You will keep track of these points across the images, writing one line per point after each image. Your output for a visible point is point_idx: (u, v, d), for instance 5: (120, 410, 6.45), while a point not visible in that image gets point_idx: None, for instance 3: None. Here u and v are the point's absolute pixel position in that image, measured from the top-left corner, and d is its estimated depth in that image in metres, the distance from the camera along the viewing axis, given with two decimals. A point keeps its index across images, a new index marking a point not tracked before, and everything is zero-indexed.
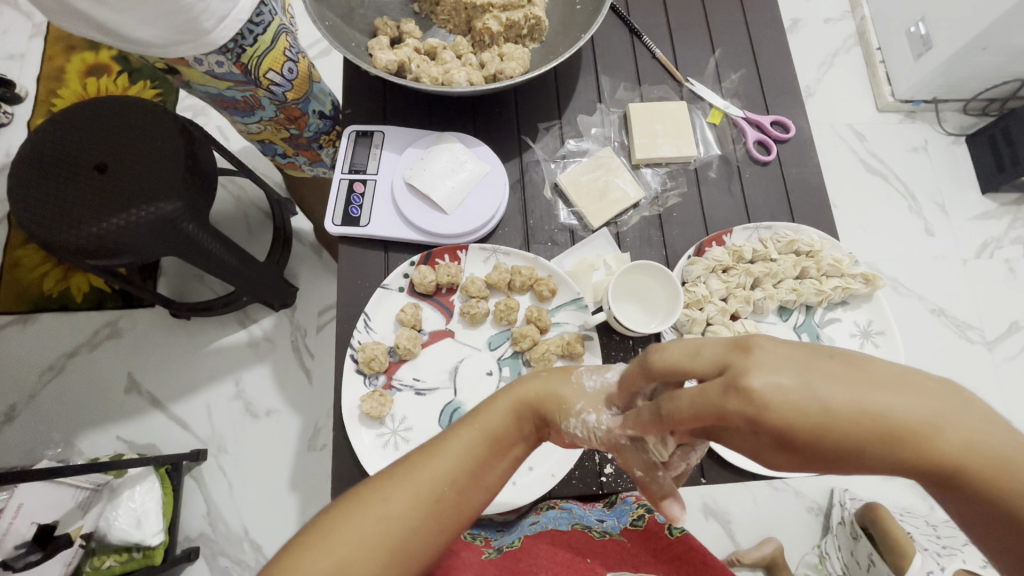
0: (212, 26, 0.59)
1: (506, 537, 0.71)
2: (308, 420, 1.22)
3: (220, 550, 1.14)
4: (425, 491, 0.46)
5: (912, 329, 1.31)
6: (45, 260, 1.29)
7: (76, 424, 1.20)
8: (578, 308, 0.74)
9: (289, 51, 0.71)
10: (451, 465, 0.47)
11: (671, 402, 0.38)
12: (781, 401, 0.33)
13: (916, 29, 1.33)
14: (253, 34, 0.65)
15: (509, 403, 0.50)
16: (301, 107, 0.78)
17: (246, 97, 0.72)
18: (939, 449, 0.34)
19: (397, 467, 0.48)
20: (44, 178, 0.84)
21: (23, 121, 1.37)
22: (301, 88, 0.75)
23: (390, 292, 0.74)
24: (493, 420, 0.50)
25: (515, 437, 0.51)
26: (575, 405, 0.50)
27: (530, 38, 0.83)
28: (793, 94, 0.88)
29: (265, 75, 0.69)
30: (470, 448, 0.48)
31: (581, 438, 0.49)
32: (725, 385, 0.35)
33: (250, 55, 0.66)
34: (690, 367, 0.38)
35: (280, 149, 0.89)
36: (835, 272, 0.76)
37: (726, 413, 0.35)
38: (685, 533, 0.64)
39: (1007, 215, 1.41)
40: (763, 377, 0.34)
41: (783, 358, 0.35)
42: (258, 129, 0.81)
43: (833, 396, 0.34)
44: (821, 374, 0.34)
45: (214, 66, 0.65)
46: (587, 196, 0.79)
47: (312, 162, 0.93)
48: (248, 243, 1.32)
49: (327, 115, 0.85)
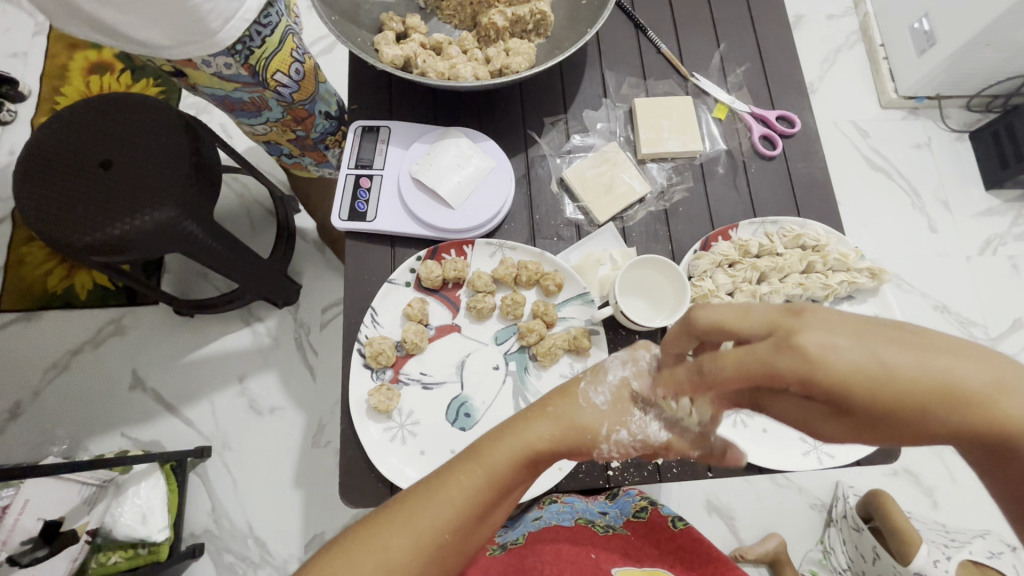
0: (220, 26, 0.59)
1: (510, 532, 0.72)
2: (312, 416, 1.22)
3: (225, 546, 1.14)
4: (428, 537, 0.45)
5: (917, 325, 1.31)
6: (49, 258, 1.29)
7: (81, 421, 1.20)
8: (583, 303, 0.74)
9: (295, 51, 0.71)
10: (453, 513, 0.46)
11: (714, 367, 0.39)
12: (828, 360, 0.35)
13: (919, 25, 1.33)
14: (260, 35, 0.65)
15: (514, 449, 0.49)
16: (308, 108, 0.78)
17: (254, 98, 0.72)
18: (1001, 417, 0.35)
19: (399, 506, 0.47)
20: (47, 175, 0.84)
21: (26, 119, 1.37)
22: (308, 88, 0.75)
23: (396, 287, 0.74)
24: (498, 465, 0.48)
25: (519, 482, 0.49)
26: (599, 430, 0.51)
27: (535, 33, 0.83)
28: (797, 89, 0.88)
29: (273, 77, 0.69)
30: (474, 493, 0.47)
31: (616, 455, 0.52)
32: (777, 343, 0.37)
33: (258, 57, 0.66)
34: (736, 326, 0.40)
35: (286, 150, 0.89)
36: (841, 266, 0.76)
37: (778, 370, 0.36)
38: (688, 526, 0.68)
39: (1011, 211, 1.41)
40: (816, 336, 0.36)
41: (835, 322, 0.37)
42: (265, 130, 0.82)
43: (887, 358, 0.36)
44: (875, 339, 0.36)
45: (222, 68, 0.65)
46: (593, 191, 0.79)
47: (318, 162, 0.93)
48: (251, 240, 1.32)
49: (334, 115, 0.85)
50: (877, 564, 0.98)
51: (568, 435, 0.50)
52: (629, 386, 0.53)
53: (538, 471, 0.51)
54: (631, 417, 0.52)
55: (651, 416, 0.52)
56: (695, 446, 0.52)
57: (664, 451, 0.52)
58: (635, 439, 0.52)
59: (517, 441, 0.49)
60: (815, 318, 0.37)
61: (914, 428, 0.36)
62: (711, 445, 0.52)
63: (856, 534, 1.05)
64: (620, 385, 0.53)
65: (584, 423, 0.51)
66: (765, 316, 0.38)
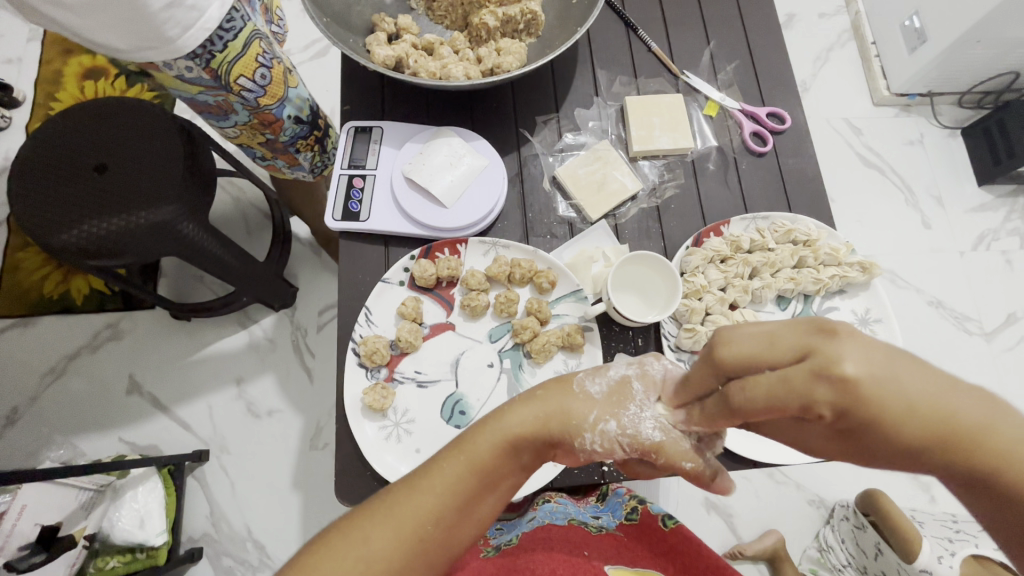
0: (177, 33, 0.59)
1: (504, 535, 0.72)
2: (309, 419, 1.22)
3: (224, 550, 1.14)
4: (408, 528, 0.46)
5: (910, 321, 1.32)
6: (46, 263, 1.29)
7: (77, 426, 1.20)
8: (577, 300, 0.74)
9: (262, 56, 0.69)
10: (435, 503, 0.47)
11: (743, 395, 0.39)
12: (866, 389, 0.36)
13: (910, 23, 1.33)
14: (222, 39, 0.64)
15: (498, 436, 0.49)
16: (276, 112, 0.76)
17: (219, 101, 0.71)
18: (996, 451, 0.38)
19: (382, 500, 0.48)
20: (43, 178, 0.85)
21: (21, 125, 1.37)
22: (275, 93, 0.74)
23: (390, 287, 0.74)
24: (479, 454, 0.49)
25: (506, 470, 0.50)
26: (588, 417, 0.50)
27: (526, 33, 0.84)
28: (788, 86, 0.89)
29: (236, 81, 0.68)
30: (455, 481, 0.48)
31: (599, 451, 0.50)
32: (815, 371, 0.37)
33: (220, 60, 0.65)
34: (764, 354, 0.39)
35: (258, 153, 0.87)
36: (832, 261, 0.77)
37: (814, 399, 0.37)
38: (679, 525, 0.68)
39: (1003, 207, 1.41)
40: (854, 362, 0.36)
41: (866, 346, 0.37)
42: (235, 133, 0.80)
43: (912, 391, 0.37)
44: (904, 371, 0.37)
45: (184, 71, 0.64)
46: (585, 189, 0.79)
47: (291, 166, 0.90)
48: (247, 243, 1.32)
49: (305, 119, 0.83)
50: (880, 560, 0.97)
51: (552, 420, 0.51)
52: (629, 385, 0.52)
53: (524, 463, 0.51)
54: (624, 410, 0.50)
55: (648, 413, 0.50)
56: (687, 458, 0.48)
57: (653, 454, 0.49)
58: (625, 434, 0.49)
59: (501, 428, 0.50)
60: (849, 342, 0.37)
61: (918, 460, 0.38)
62: (704, 461, 0.48)
63: (860, 532, 1.04)
64: (620, 380, 0.52)
65: (572, 411, 0.51)
66: (797, 340, 0.38)
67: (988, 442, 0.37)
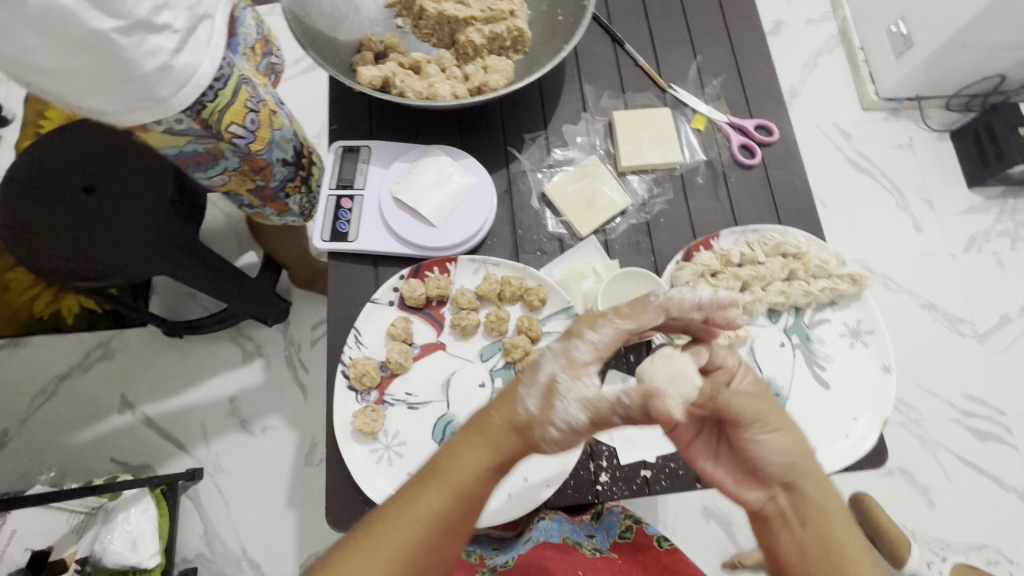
0: (170, 92, 0.59)
1: (501, 554, 0.71)
2: (304, 436, 1.21)
3: (218, 570, 1.13)
4: (395, 554, 0.45)
5: (904, 325, 1.32)
6: (35, 282, 1.28)
7: (67, 448, 1.19)
8: (568, 317, 0.74)
9: (250, 102, 0.69)
10: (419, 528, 0.47)
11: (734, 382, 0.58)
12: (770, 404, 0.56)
13: (897, 29, 1.35)
14: (212, 89, 0.63)
15: (478, 456, 0.49)
16: (265, 157, 0.75)
17: (208, 149, 0.70)
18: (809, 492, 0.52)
19: (370, 526, 0.47)
20: (30, 199, 0.84)
21: (10, 144, 1.36)
22: (265, 138, 0.73)
23: (380, 306, 0.74)
24: (460, 474, 0.48)
25: (485, 490, 0.49)
26: (538, 426, 0.50)
27: (512, 50, 0.84)
28: (774, 95, 0.89)
29: (227, 128, 0.68)
30: (439, 507, 0.47)
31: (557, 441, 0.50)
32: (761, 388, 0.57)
33: (211, 110, 0.65)
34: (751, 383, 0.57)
35: (245, 200, 0.84)
36: (822, 273, 0.77)
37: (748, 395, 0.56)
38: (674, 546, 0.68)
39: (993, 209, 1.42)
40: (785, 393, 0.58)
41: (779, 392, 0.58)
42: (223, 181, 0.78)
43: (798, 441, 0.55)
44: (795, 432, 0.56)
45: (173, 124, 0.64)
46: (574, 205, 0.80)
47: (280, 212, 0.88)
48: (238, 258, 1.32)
49: (291, 161, 0.81)
50: None
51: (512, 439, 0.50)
52: (556, 382, 0.51)
53: (507, 459, 0.50)
54: (560, 405, 0.50)
55: (570, 402, 0.50)
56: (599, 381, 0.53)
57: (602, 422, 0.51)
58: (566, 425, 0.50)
59: (475, 447, 0.50)
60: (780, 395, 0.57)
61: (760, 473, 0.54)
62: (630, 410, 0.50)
63: None
64: (549, 384, 0.51)
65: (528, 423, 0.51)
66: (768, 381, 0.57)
67: (833, 514, 0.51)
